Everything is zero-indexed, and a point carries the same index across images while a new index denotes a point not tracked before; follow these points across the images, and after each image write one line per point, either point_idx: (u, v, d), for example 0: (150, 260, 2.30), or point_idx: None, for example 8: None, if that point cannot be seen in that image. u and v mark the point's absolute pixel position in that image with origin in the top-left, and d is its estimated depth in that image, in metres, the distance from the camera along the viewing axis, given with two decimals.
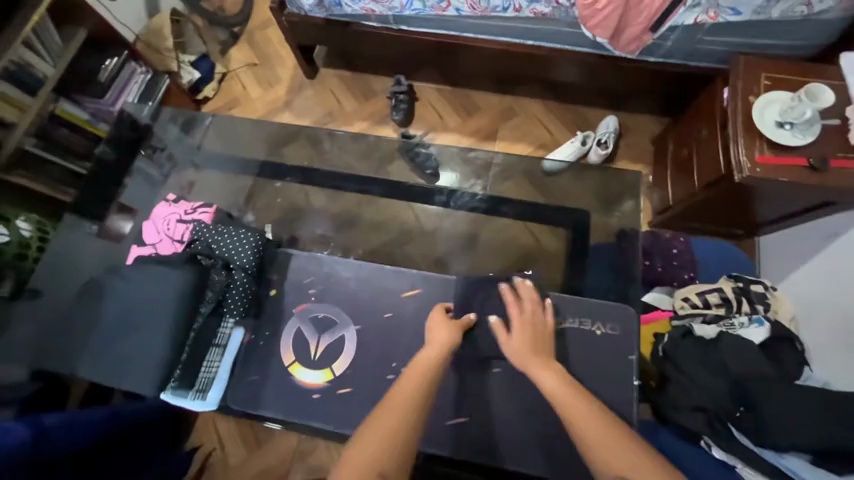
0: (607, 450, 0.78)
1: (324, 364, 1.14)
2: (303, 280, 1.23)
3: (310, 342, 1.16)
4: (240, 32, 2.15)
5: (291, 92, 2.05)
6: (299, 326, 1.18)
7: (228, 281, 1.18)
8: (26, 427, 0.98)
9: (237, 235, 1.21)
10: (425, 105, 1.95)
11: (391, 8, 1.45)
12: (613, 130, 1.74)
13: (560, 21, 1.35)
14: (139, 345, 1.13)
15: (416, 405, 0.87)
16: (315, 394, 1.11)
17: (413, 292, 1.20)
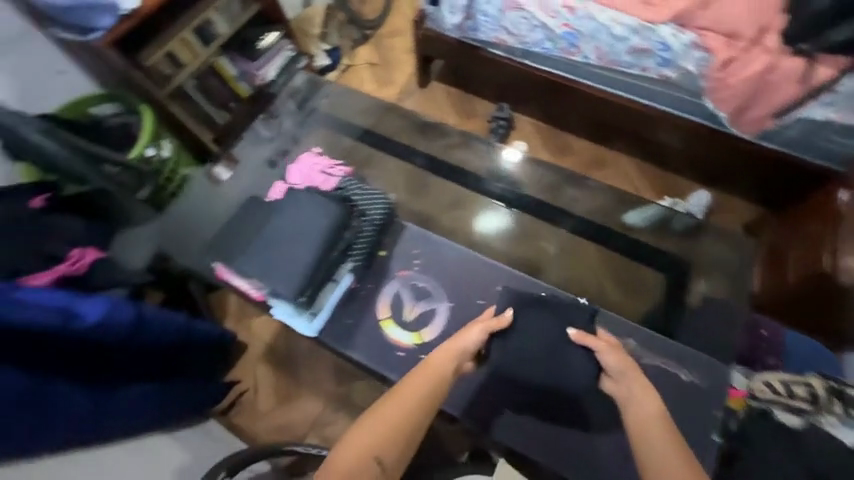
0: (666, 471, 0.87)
1: (414, 328, 1.21)
2: (411, 250, 1.28)
3: (407, 305, 1.24)
4: (371, 34, 2.41)
5: (401, 95, 2.24)
6: (400, 289, 1.26)
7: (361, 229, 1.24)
8: (132, 308, 1.08)
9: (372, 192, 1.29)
10: (520, 136, 2.04)
11: (522, 42, 1.56)
12: (704, 207, 1.73)
13: (683, 88, 1.38)
14: (276, 265, 1.15)
15: (417, 406, 0.97)
16: (400, 352, 1.19)
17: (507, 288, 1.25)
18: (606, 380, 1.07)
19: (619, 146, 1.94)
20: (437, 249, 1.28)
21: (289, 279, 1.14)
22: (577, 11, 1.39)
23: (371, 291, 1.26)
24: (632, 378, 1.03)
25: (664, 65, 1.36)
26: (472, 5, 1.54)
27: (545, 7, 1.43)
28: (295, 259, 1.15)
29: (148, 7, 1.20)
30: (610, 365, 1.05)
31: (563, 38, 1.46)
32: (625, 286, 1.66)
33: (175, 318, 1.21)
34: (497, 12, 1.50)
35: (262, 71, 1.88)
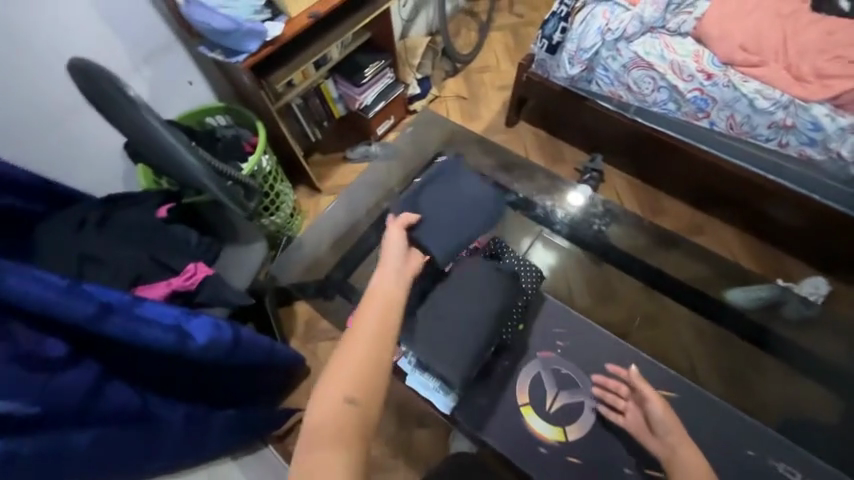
0: None
1: (557, 422, 1.12)
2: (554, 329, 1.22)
3: (547, 393, 1.15)
4: (460, 67, 2.42)
5: (487, 131, 2.21)
6: (540, 371, 1.17)
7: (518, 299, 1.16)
8: (231, 329, 1.02)
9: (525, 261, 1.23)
10: (610, 189, 1.94)
11: (641, 100, 1.48)
12: (823, 295, 1.57)
13: (825, 171, 1.29)
14: (438, 335, 1.05)
15: (383, 328, 0.75)
16: (541, 447, 1.10)
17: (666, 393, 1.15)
18: (650, 439, 0.94)
19: (721, 214, 1.79)
20: (581, 331, 1.22)
21: (455, 358, 1.04)
22: (715, 78, 1.34)
23: (510, 367, 1.18)
24: (666, 430, 0.91)
25: (807, 144, 1.27)
26: (595, 58, 1.50)
27: (677, 70, 1.38)
28: (462, 336, 1.05)
29: (287, 35, 1.31)
30: (659, 418, 0.93)
31: (692, 102, 1.38)
32: (729, 375, 1.41)
33: (263, 341, 1.12)
34: (621, 67, 1.46)
35: (362, 96, 1.89)
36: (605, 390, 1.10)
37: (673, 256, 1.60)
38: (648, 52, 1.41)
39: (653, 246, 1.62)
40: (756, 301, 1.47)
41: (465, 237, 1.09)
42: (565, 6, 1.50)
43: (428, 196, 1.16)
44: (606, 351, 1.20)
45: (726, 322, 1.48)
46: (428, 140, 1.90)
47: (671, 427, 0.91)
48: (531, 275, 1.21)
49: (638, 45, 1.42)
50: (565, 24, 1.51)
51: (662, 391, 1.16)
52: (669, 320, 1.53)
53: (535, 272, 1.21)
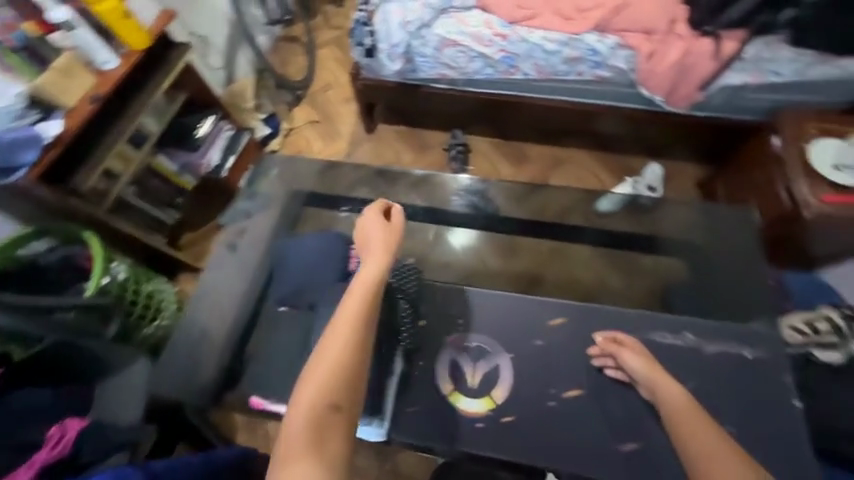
0: (714, 460, 0.84)
1: (484, 393, 1.15)
2: (450, 311, 1.24)
3: (466, 370, 1.18)
4: (302, 94, 2.39)
5: (351, 145, 2.24)
6: (453, 354, 1.20)
7: (402, 309, 1.19)
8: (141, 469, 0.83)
9: (398, 266, 1.24)
10: (479, 155, 2.12)
11: (464, 73, 1.63)
12: (660, 176, 1.89)
13: (618, 83, 1.52)
14: None
15: (358, 335, 0.86)
16: (478, 423, 1.12)
17: (561, 321, 1.22)
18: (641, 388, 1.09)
19: (568, 142, 2.09)
20: (472, 303, 1.25)
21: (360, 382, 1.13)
22: (509, 37, 1.50)
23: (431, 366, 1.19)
24: (647, 377, 1.06)
25: (597, 67, 1.49)
26: (409, 50, 1.59)
27: (478, 39, 1.53)
28: None
29: (70, 132, 1.15)
30: (635, 367, 1.08)
31: (502, 62, 1.56)
32: (620, 268, 1.71)
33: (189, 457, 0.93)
34: (434, 51, 1.58)
35: (207, 158, 1.76)
36: (603, 358, 1.17)
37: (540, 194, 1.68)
38: (449, 30, 1.53)
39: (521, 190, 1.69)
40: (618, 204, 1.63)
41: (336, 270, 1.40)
42: (362, 13, 1.57)
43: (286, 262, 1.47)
44: (506, 308, 1.25)
45: (605, 233, 1.64)
46: (287, 174, 1.79)
47: (653, 374, 1.05)
48: (409, 278, 1.23)
49: (439, 27, 1.54)
50: (370, 28, 1.57)
51: (555, 321, 1.23)
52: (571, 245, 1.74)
53: (411, 274, 1.24)
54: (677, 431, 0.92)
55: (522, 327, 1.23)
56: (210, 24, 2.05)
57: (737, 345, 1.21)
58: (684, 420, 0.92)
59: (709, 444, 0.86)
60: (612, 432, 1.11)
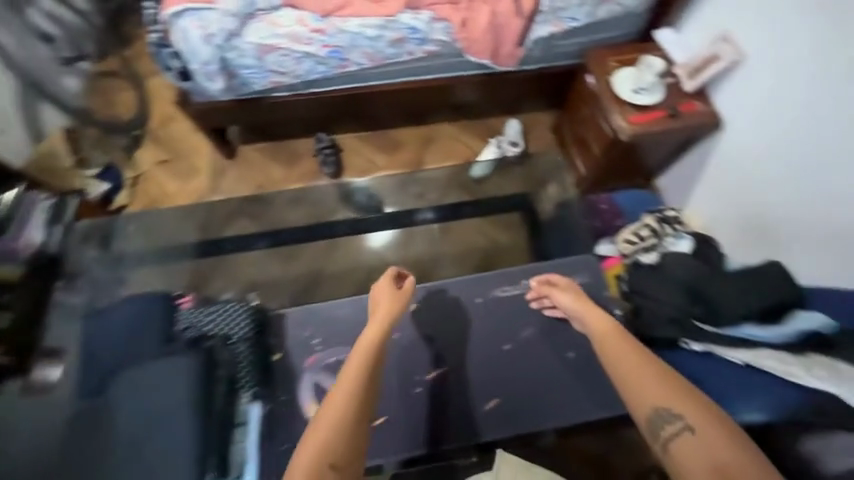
0: (641, 382, 0.91)
1: None
2: (304, 336, 1.33)
3: (331, 390, 1.27)
4: (141, 134, 2.13)
5: (214, 177, 2.05)
6: (315, 379, 1.28)
7: (234, 353, 1.22)
8: None
9: (229, 309, 1.27)
10: (351, 153, 2.07)
11: (298, 76, 1.55)
12: (518, 131, 2.02)
13: (447, 55, 1.57)
14: (175, 447, 1.05)
15: (357, 389, 0.91)
16: None
17: (412, 309, 1.37)
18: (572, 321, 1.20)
19: (433, 118, 2.12)
20: (325, 322, 1.35)
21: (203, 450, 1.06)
22: (327, 31, 1.45)
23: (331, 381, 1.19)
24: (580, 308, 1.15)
25: (422, 43, 1.51)
26: (228, 64, 1.46)
27: (296, 38, 1.45)
28: (194, 433, 1.06)
29: None
30: (563, 305, 1.19)
31: (331, 57, 1.51)
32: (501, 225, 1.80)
33: None
34: (255, 60, 1.47)
35: (24, 239, 1.49)
36: (541, 302, 1.38)
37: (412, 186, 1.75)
38: (262, 36, 1.43)
39: (390, 182, 1.73)
40: (490, 169, 1.74)
41: (157, 335, 1.17)
42: (157, 33, 1.39)
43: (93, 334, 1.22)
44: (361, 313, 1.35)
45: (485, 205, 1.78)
46: (154, 233, 1.68)
47: (578, 306, 1.16)
48: (242, 319, 1.26)
49: (250, 34, 1.43)
50: (171, 49, 1.40)
51: (408, 310, 1.38)
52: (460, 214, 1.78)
53: (243, 313, 1.27)
54: (603, 343, 1.02)
55: (383, 326, 1.35)
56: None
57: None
58: (610, 341, 1.00)
59: (628, 360, 0.95)
60: (480, 396, 1.30)
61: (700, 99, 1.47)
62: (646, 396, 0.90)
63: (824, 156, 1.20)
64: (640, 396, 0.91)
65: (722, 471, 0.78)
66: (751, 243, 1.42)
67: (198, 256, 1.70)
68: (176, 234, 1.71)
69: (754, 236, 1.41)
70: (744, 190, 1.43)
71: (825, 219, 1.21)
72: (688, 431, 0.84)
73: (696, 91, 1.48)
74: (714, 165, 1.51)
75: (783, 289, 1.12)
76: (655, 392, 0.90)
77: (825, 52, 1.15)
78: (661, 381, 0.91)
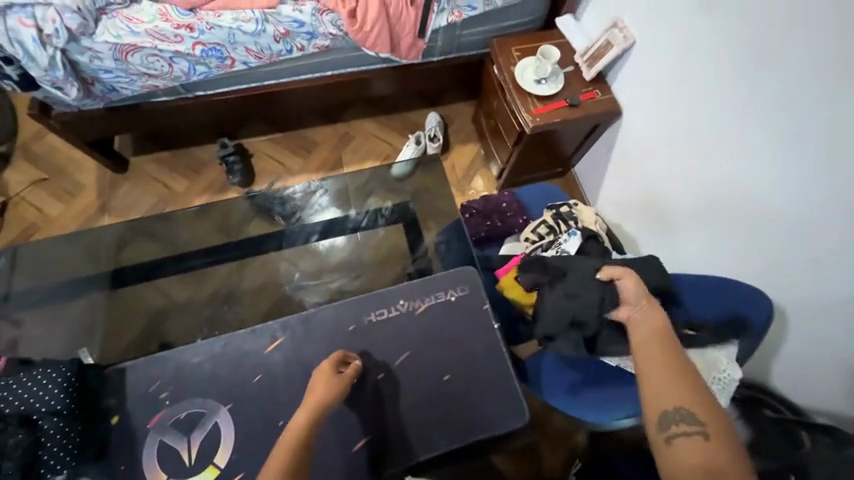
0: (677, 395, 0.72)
1: (205, 464, 0.88)
2: (148, 389, 0.95)
3: (181, 450, 0.89)
4: (11, 150, 1.84)
5: (103, 194, 1.81)
6: (162, 438, 0.90)
7: (36, 435, 0.88)
8: None
9: (34, 377, 0.89)
10: (262, 158, 1.91)
11: (175, 79, 1.38)
12: (438, 124, 1.94)
13: (343, 48, 1.46)
14: None
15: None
16: None
17: (277, 343, 0.99)
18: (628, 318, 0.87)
19: (350, 116, 2.01)
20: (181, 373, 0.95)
21: None
22: (197, 27, 1.29)
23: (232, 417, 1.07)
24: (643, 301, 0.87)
25: (312, 37, 1.39)
26: (82, 70, 1.28)
27: (160, 37, 1.28)
28: None
29: None
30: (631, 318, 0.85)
31: (208, 56, 1.35)
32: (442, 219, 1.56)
33: None
34: (116, 63, 1.29)
35: None
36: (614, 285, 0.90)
37: (314, 198, 1.58)
38: (118, 34, 1.25)
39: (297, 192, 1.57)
40: (411, 167, 1.62)
41: None
42: None
43: None
44: (221, 356, 0.98)
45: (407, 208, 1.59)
46: (39, 265, 1.44)
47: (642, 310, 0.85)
48: (53, 389, 0.89)
49: (102, 32, 1.24)
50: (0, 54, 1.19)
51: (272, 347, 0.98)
52: (381, 219, 1.59)
53: (54, 380, 0.89)
54: (644, 348, 0.79)
55: (244, 368, 0.96)
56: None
57: (438, 292, 1.04)
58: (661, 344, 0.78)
59: (671, 363, 0.76)
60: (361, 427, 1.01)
61: (598, 87, 1.48)
62: (672, 397, 0.72)
63: (714, 140, 1.18)
64: (668, 398, 0.72)
65: (713, 470, 0.64)
66: (652, 232, 1.45)
67: (68, 290, 1.42)
68: (56, 269, 1.45)
69: (654, 223, 1.44)
70: (645, 177, 1.44)
71: (704, 209, 1.25)
72: (701, 434, 0.67)
73: (594, 80, 1.48)
74: (619, 149, 1.54)
75: (655, 276, 0.96)
76: (678, 394, 0.72)
77: (695, 44, 1.17)
78: (684, 389, 0.72)
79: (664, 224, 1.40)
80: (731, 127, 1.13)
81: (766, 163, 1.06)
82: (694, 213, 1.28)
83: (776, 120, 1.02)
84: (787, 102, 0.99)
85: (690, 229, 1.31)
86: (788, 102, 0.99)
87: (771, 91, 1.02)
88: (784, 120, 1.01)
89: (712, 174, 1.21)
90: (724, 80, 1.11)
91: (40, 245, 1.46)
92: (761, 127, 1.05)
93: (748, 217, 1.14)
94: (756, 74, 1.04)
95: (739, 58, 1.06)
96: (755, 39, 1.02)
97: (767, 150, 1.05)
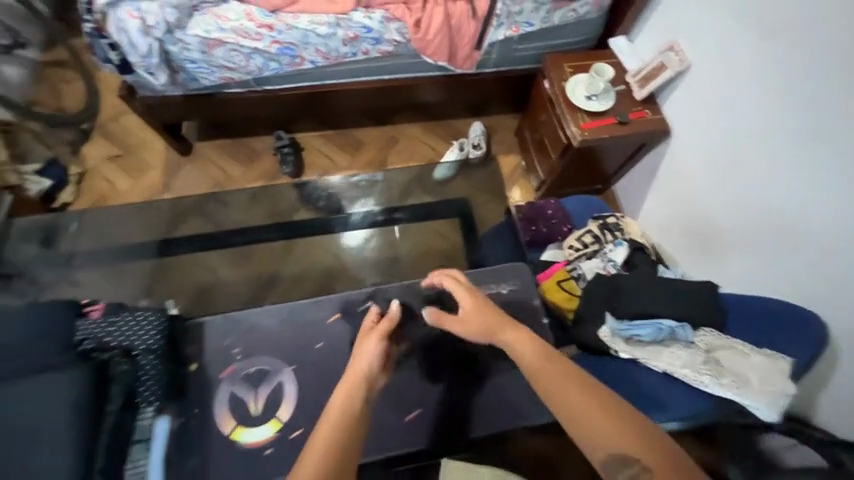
0: (596, 432, 0.70)
1: (269, 416, 0.99)
2: (225, 344, 1.05)
3: (248, 401, 1.00)
4: (90, 127, 2.01)
5: (167, 173, 1.96)
6: (231, 388, 1.02)
7: (135, 370, 0.95)
8: None
9: (134, 317, 0.99)
10: (312, 153, 2.02)
11: (249, 73, 1.50)
12: (482, 133, 2.00)
13: (404, 54, 1.55)
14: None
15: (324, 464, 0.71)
16: (267, 450, 0.96)
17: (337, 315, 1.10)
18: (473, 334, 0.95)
19: (397, 120, 2.10)
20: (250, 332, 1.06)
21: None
22: (276, 27, 1.41)
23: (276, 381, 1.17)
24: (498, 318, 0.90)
25: (378, 43, 1.49)
26: (172, 59, 1.42)
27: (243, 34, 1.41)
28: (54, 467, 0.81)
29: None
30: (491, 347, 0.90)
31: (282, 54, 1.46)
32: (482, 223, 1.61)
33: None
34: (202, 55, 1.42)
35: None
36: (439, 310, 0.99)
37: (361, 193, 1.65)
38: (207, 29, 1.38)
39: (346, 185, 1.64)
40: (455, 171, 1.65)
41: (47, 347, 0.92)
42: (90, 23, 1.32)
43: None
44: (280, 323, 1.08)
45: (443, 207, 1.68)
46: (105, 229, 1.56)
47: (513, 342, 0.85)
48: (153, 330, 0.99)
49: (194, 27, 1.38)
50: (108, 40, 1.34)
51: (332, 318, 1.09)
52: (418, 214, 1.67)
53: (153, 323, 0.99)
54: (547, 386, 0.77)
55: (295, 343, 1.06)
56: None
57: (490, 283, 1.08)
58: (553, 376, 0.77)
59: (575, 394, 0.74)
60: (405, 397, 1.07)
61: (649, 107, 1.50)
62: (602, 435, 0.70)
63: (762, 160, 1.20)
64: (595, 441, 0.70)
65: None
66: (693, 252, 1.45)
67: (126, 253, 1.54)
68: (119, 235, 1.56)
69: (696, 245, 1.44)
70: (688, 198, 1.45)
71: (735, 224, 1.29)
72: (644, 470, 0.66)
73: (645, 100, 1.51)
74: (661, 169, 1.56)
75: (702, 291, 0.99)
76: (604, 432, 0.70)
77: (744, 69, 1.21)
78: (609, 422, 0.70)
79: (698, 242, 1.43)
80: (780, 148, 1.15)
81: (790, 176, 1.13)
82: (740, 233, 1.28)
83: (795, 135, 1.11)
84: (839, 123, 1.02)
85: (724, 246, 1.33)
86: (804, 118, 1.08)
87: (822, 113, 1.05)
88: (802, 134, 1.09)
89: (739, 188, 1.27)
90: (746, 99, 1.21)
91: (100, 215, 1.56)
92: (812, 147, 1.08)
93: (777, 228, 1.18)
94: (806, 97, 1.07)
95: (789, 82, 1.10)
96: (805, 63, 1.06)
97: (820, 170, 1.07)
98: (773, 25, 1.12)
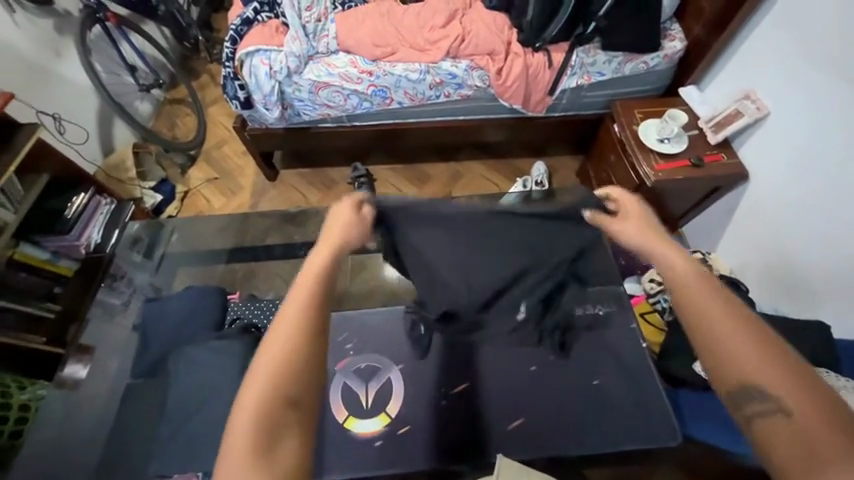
0: (739, 358, 0.58)
1: (378, 411, 1.13)
2: (338, 338, 1.22)
3: (359, 393, 1.16)
4: (196, 153, 2.29)
5: (255, 195, 2.20)
6: (345, 380, 1.17)
7: None
8: None
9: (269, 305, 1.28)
10: (383, 183, 2.19)
11: (344, 110, 1.72)
12: (545, 172, 2.08)
13: (482, 97, 1.72)
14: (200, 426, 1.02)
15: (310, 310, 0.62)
16: (377, 441, 1.10)
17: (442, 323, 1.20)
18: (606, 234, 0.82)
19: (463, 157, 2.24)
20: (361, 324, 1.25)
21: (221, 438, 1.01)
22: (375, 73, 1.63)
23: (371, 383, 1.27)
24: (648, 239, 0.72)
25: (459, 87, 1.67)
26: (285, 97, 1.66)
27: (347, 78, 1.63)
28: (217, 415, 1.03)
29: None
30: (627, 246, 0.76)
31: (375, 95, 1.67)
32: None
33: None
34: (309, 95, 1.65)
35: (84, 237, 1.60)
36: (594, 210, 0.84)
37: None
38: (318, 74, 1.62)
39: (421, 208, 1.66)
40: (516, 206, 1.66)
41: (211, 322, 1.21)
42: (229, 68, 1.61)
43: (146, 326, 1.23)
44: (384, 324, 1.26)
45: None
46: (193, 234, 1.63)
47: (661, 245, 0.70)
48: None
49: (308, 72, 1.62)
50: (239, 82, 1.61)
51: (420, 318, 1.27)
52: None
53: None
54: (694, 319, 0.61)
55: (396, 341, 1.22)
56: (82, 120, 1.97)
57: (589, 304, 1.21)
58: (696, 285, 0.63)
59: (725, 313, 0.60)
60: (498, 413, 1.11)
61: (725, 151, 1.53)
62: (748, 366, 0.57)
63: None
64: (736, 365, 0.58)
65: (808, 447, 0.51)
66: (784, 294, 1.39)
67: (208, 256, 1.61)
68: (204, 240, 1.62)
69: (786, 287, 1.38)
70: (778, 239, 1.40)
71: (825, 262, 1.26)
72: (783, 414, 0.53)
73: (719, 145, 1.54)
74: (739, 213, 1.55)
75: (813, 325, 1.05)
76: (749, 363, 0.57)
77: (828, 115, 1.23)
78: (765, 356, 0.57)
79: (789, 285, 1.37)
80: None
81: None
82: (837, 278, 1.23)
83: None
84: None
85: (819, 284, 1.28)
86: None
87: None
88: None
89: (817, 218, 1.28)
90: (809, 135, 1.29)
91: (196, 220, 1.64)
92: None
93: None
94: None
95: None
96: None
97: None
98: (823, 69, 1.23)
